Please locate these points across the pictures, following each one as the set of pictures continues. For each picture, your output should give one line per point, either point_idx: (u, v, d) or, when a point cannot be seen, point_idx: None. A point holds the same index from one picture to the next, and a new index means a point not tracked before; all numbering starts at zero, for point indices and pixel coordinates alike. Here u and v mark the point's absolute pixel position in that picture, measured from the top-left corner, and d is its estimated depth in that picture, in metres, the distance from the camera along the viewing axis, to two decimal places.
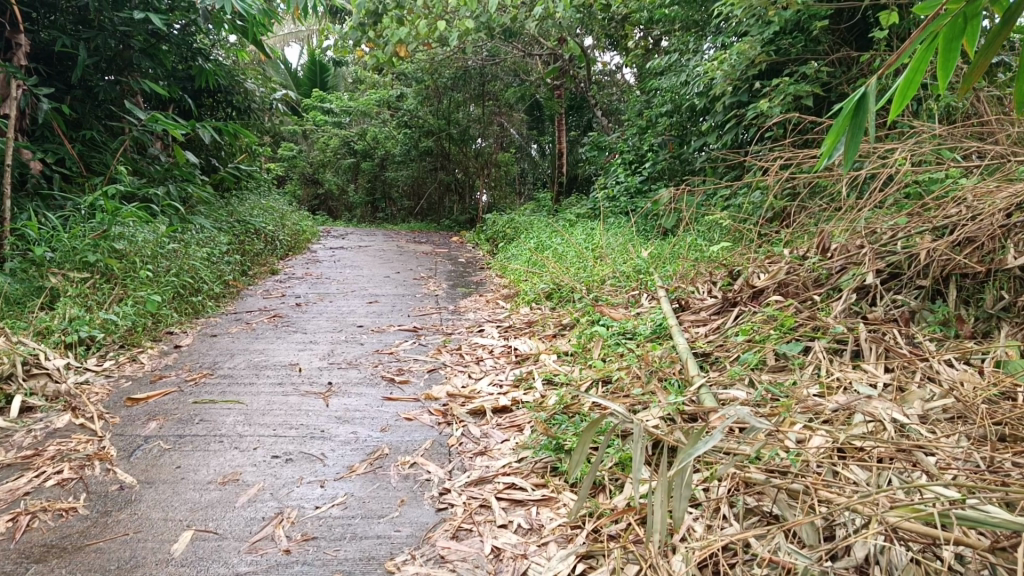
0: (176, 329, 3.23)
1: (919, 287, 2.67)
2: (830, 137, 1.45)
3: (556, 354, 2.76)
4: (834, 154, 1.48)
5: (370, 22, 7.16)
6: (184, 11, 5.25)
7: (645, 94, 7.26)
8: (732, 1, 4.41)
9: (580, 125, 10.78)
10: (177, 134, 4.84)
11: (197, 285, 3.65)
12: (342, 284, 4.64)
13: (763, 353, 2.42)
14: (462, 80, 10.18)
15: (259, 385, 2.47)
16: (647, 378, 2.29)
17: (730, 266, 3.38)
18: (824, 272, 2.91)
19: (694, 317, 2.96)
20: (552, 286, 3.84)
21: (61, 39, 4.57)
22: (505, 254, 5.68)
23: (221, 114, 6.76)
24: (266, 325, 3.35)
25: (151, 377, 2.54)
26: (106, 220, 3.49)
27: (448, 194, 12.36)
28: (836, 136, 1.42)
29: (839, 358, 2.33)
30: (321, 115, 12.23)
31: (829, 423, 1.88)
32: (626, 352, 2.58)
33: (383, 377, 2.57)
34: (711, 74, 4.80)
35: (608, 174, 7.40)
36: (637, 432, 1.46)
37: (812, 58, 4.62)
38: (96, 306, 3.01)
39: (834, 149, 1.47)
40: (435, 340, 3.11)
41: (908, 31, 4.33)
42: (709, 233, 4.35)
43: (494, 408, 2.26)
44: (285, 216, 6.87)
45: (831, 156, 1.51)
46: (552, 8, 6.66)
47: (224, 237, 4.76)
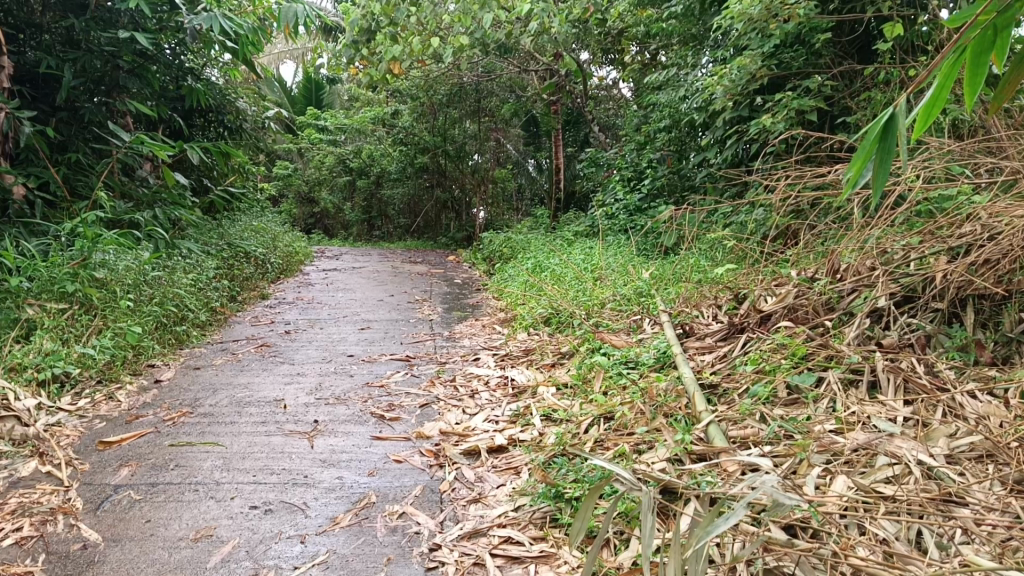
0: (158, 361, 3.09)
1: (935, 311, 2.54)
2: (856, 166, 1.34)
3: (555, 387, 2.62)
4: (862, 183, 1.36)
5: (364, 39, 7.09)
6: (173, 30, 5.14)
7: (642, 109, 7.18)
8: (731, 15, 4.31)
9: (576, 140, 10.69)
10: (164, 156, 4.71)
11: (181, 314, 3.52)
12: (334, 309, 4.52)
13: (774, 385, 2.28)
14: (457, 96, 10.10)
15: (240, 424, 2.33)
16: (651, 415, 2.15)
17: (735, 289, 3.25)
18: (835, 296, 2.79)
19: (700, 345, 2.82)
20: (550, 310, 3.71)
21: (45, 60, 4.46)
22: (502, 275, 5.55)
23: (212, 134, 6.65)
24: (253, 356, 3.21)
25: (127, 417, 2.39)
26: (86, 248, 3.35)
27: (444, 211, 12.19)
28: (862, 164, 1.31)
29: (855, 390, 2.19)
30: (316, 133, 12.15)
31: (850, 466, 1.74)
32: (628, 384, 2.45)
33: (372, 413, 2.43)
34: (711, 89, 4.69)
35: (606, 191, 7.29)
36: (647, 498, 1.32)
37: (814, 71, 4.52)
38: (73, 339, 2.87)
39: (861, 178, 1.36)
40: (428, 371, 2.97)
41: (912, 43, 4.22)
42: (711, 252, 4.23)
43: (489, 448, 2.12)
44: (277, 238, 6.75)
45: (857, 184, 1.40)
46: (547, 23, 6.56)
47: (212, 261, 4.62)
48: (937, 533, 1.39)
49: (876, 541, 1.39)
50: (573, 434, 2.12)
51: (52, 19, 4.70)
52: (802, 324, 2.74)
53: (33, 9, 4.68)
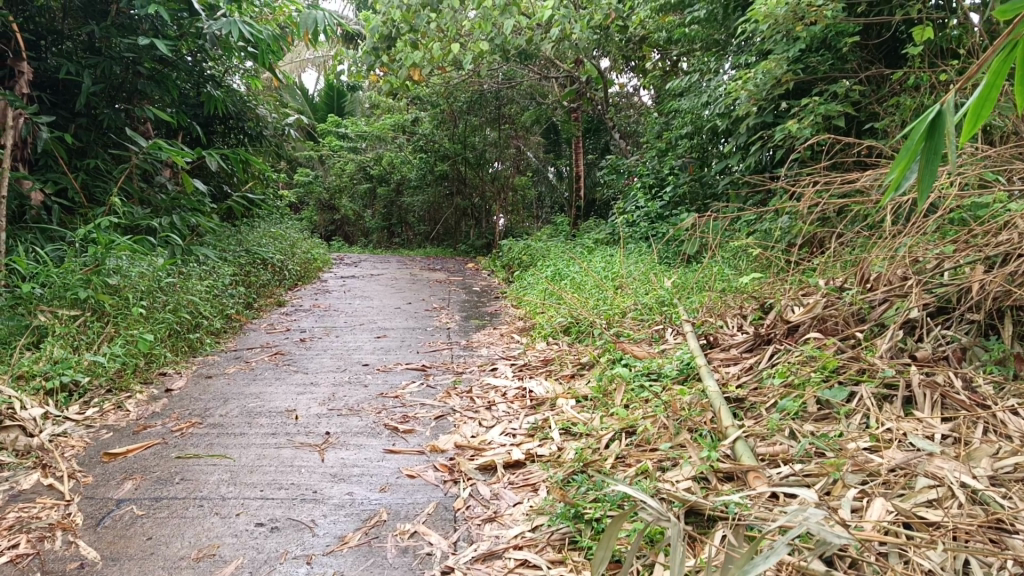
0: (170, 370, 3.03)
1: (970, 323, 2.44)
2: (898, 168, 1.25)
3: (575, 399, 2.54)
4: (904, 186, 1.27)
5: (384, 46, 7.06)
6: (193, 38, 5.09)
7: (664, 116, 7.10)
8: (757, 17, 4.20)
9: (597, 147, 10.64)
10: (181, 162, 4.67)
11: (195, 322, 3.46)
12: (351, 317, 4.45)
13: (802, 399, 2.18)
14: (478, 103, 10.06)
15: (250, 437, 2.26)
16: (675, 430, 2.05)
17: (761, 299, 3.14)
18: (866, 307, 2.68)
19: (724, 356, 2.72)
20: (569, 319, 3.62)
21: (65, 66, 4.44)
22: (521, 283, 5.47)
23: (233, 141, 6.62)
24: (266, 365, 3.15)
25: (134, 428, 2.33)
26: (99, 254, 3.30)
27: (464, 218, 12.18)
28: (905, 166, 1.22)
29: (889, 405, 2.09)
30: (337, 140, 12.15)
31: (888, 487, 1.64)
32: (651, 397, 2.36)
33: (386, 426, 2.35)
34: (735, 94, 4.58)
35: (626, 199, 7.20)
36: (676, 528, 1.25)
37: (841, 76, 4.41)
38: (84, 347, 2.82)
39: (903, 181, 1.26)
40: (444, 381, 2.89)
41: (944, 46, 4.11)
42: (735, 261, 4.13)
43: (505, 463, 2.04)
44: (295, 244, 6.71)
45: (899, 188, 1.30)
46: (569, 29, 6.49)
47: (229, 268, 4.57)
48: (984, 563, 1.30)
49: (921, 573, 1.29)
50: (594, 449, 2.03)
51: (73, 27, 4.69)
52: (832, 335, 2.63)
53: (55, 16, 4.68)
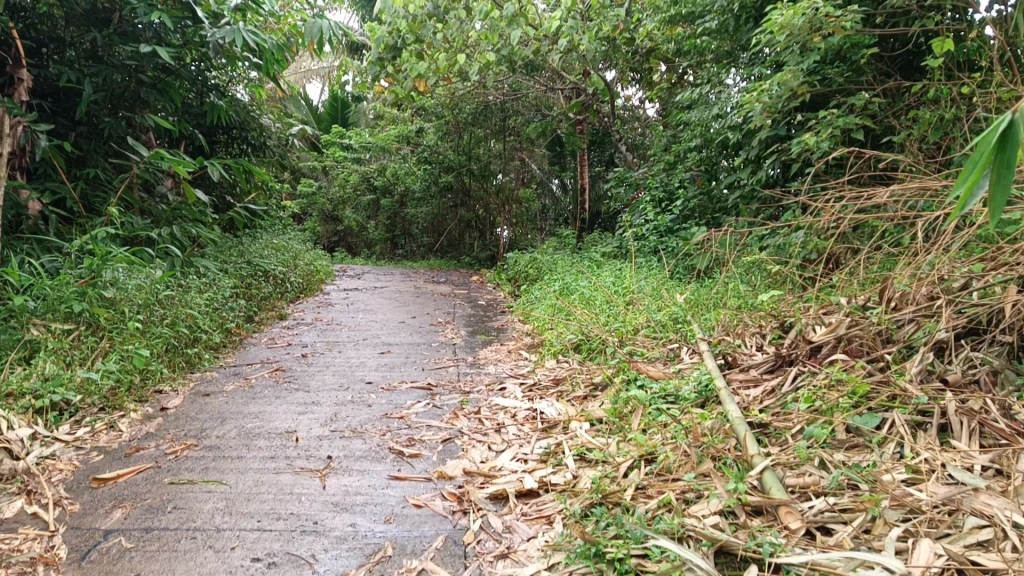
0: (166, 387, 2.92)
1: (1003, 345, 2.32)
2: (967, 181, 1.15)
3: (588, 422, 2.42)
4: (974, 198, 1.18)
5: (389, 56, 6.98)
6: (197, 46, 5.00)
7: (671, 129, 7.02)
8: (772, 28, 4.11)
9: (602, 159, 10.56)
10: (183, 172, 4.58)
11: (193, 336, 3.35)
12: (354, 331, 4.34)
13: (831, 426, 2.06)
14: (483, 115, 9.99)
15: (248, 460, 2.14)
16: (697, 459, 1.94)
17: (780, 317, 3.03)
18: (892, 327, 2.57)
19: (744, 377, 2.60)
20: (580, 336, 3.52)
21: (65, 74, 4.36)
22: (528, 297, 5.36)
23: (235, 151, 6.53)
24: (266, 382, 3.03)
25: (127, 450, 2.22)
26: (95, 266, 3.19)
27: (467, 231, 12.13)
28: (975, 178, 1.13)
29: (924, 434, 1.97)
30: (341, 151, 12.09)
31: (932, 527, 1.52)
32: (670, 422, 2.24)
33: (391, 449, 2.24)
34: (750, 106, 4.47)
35: (633, 212, 7.10)
36: None
37: (858, 89, 4.31)
38: (77, 363, 2.71)
39: (973, 193, 1.17)
40: (451, 401, 2.78)
41: (965, 58, 4.01)
42: (749, 277, 4.02)
43: (518, 492, 1.92)
44: (298, 255, 6.61)
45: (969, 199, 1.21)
46: (577, 41, 6.41)
47: (229, 280, 4.47)
48: None
49: None
50: (611, 478, 1.91)
51: (75, 34, 4.61)
52: (858, 357, 2.51)
53: (56, 23, 4.61)
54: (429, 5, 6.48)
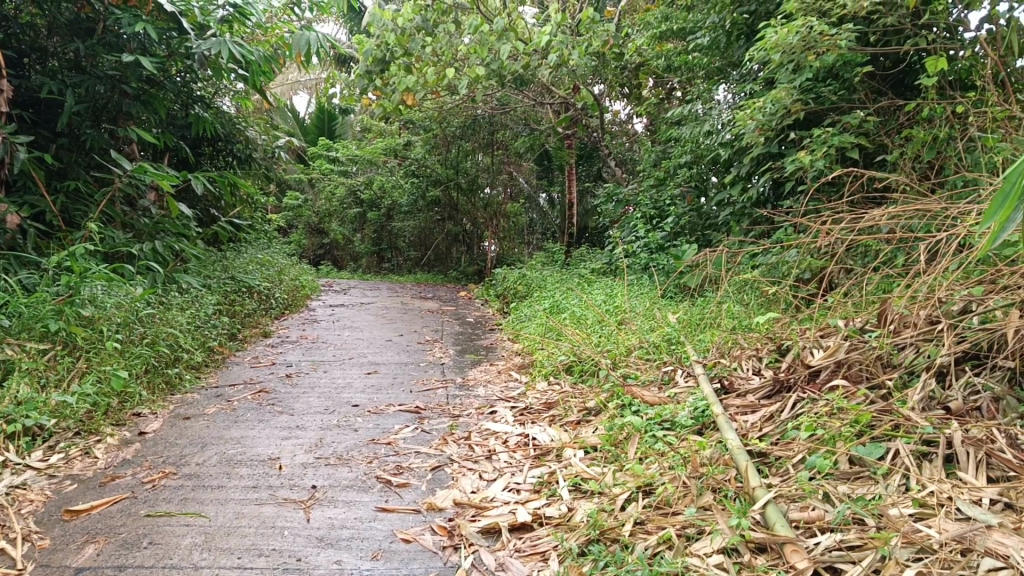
0: (145, 410, 2.82)
1: (1005, 371, 2.26)
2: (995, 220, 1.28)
3: (582, 449, 2.35)
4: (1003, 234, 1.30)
5: (377, 69, 6.91)
6: (182, 58, 4.94)
7: (661, 145, 6.99)
8: (765, 45, 4.08)
9: (590, 174, 10.53)
10: (166, 186, 4.49)
11: (174, 356, 3.26)
12: (339, 350, 4.25)
13: (834, 457, 2.00)
14: (470, 128, 9.96)
15: (228, 490, 2.06)
16: (697, 491, 1.86)
17: (776, 340, 2.97)
18: (892, 351, 2.51)
19: (740, 403, 2.53)
20: (571, 357, 3.45)
21: (46, 84, 4.28)
22: (517, 314, 5.29)
23: (221, 164, 6.44)
24: (249, 405, 2.94)
25: (101, 479, 2.13)
26: (73, 283, 3.10)
27: (455, 245, 12.05)
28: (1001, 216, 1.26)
29: (929, 465, 1.90)
30: (327, 164, 12.01)
31: (944, 568, 1.45)
32: (667, 451, 2.17)
33: (378, 478, 2.16)
34: (742, 123, 4.44)
35: (623, 228, 7.05)
36: None
37: (852, 107, 4.28)
38: (51, 385, 2.61)
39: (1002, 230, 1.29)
40: (440, 426, 2.70)
41: (957, 77, 3.99)
42: (742, 297, 3.97)
43: (510, 526, 1.85)
44: (283, 270, 6.51)
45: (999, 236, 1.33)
46: (567, 56, 6.38)
47: (212, 296, 4.38)
48: None
49: None
50: (608, 512, 1.84)
51: (58, 44, 4.54)
52: (858, 383, 2.44)
53: (39, 33, 4.53)
54: (418, 18, 6.45)
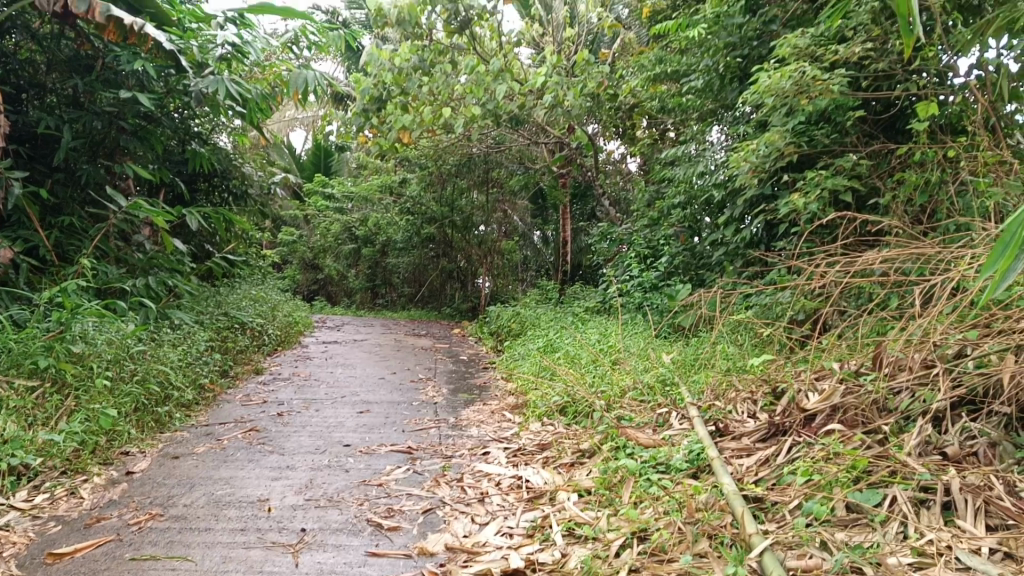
0: (134, 448, 2.79)
1: (1001, 416, 2.25)
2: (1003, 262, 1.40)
3: (577, 492, 2.32)
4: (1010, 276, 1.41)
5: (374, 108, 6.95)
6: (180, 95, 5.00)
7: (654, 185, 7.03)
8: (758, 88, 4.12)
9: (584, 213, 10.58)
10: (161, 222, 4.49)
11: (164, 394, 3.23)
12: (331, 388, 4.22)
13: (830, 503, 1.97)
14: (466, 166, 10.02)
15: (216, 532, 2.02)
16: (692, 538, 1.84)
17: (771, 383, 2.95)
18: (888, 396, 2.50)
19: (736, 446, 2.51)
20: (565, 397, 3.42)
21: (43, 120, 4.31)
22: (511, 353, 5.27)
23: (216, 200, 6.45)
24: (239, 444, 2.91)
25: (87, 520, 2.09)
26: (64, 320, 3.08)
27: (449, 282, 12.02)
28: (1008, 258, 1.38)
29: (927, 512, 1.88)
30: (323, 200, 12.04)
31: None
32: (662, 495, 2.14)
33: (368, 521, 2.12)
34: (735, 165, 4.47)
35: (617, 267, 7.05)
36: None
37: (844, 150, 4.31)
38: (39, 423, 2.58)
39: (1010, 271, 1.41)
40: (432, 467, 2.67)
41: (949, 121, 4.03)
42: (736, 337, 3.96)
43: (502, 572, 1.81)
44: (276, 307, 6.49)
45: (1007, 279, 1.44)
46: (562, 96, 6.44)
47: (204, 333, 4.35)
48: None
49: None
50: (602, 559, 1.82)
51: (57, 80, 4.57)
52: (854, 427, 2.43)
53: (38, 69, 4.57)
54: (415, 57, 6.53)
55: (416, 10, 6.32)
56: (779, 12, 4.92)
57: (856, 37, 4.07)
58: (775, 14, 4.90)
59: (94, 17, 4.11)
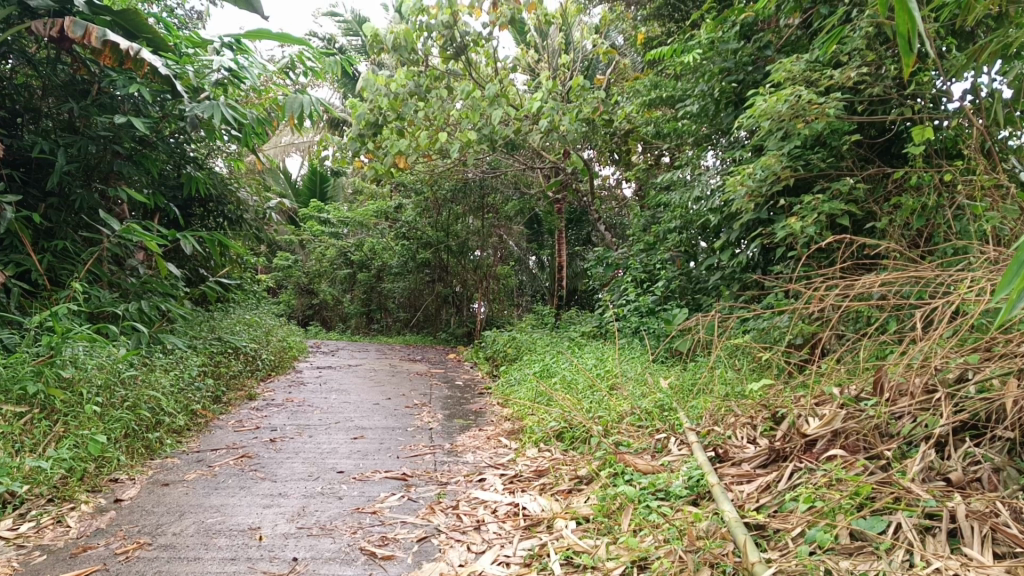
0: (123, 475, 2.74)
1: (1004, 441, 2.22)
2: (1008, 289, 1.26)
3: (575, 520, 2.28)
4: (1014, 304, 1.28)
5: (370, 133, 6.94)
6: (176, 119, 4.99)
7: (650, 210, 7.02)
8: (754, 113, 4.12)
9: (579, 238, 10.58)
10: (154, 246, 4.46)
11: (155, 420, 3.18)
12: (325, 413, 4.16)
13: (834, 530, 1.94)
14: (462, 191, 10.02)
15: (206, 561, 1.97)
16: (693, 566, 1.80)
17: (771, 408, 2.91)
18: (889, 420, 2.46)
19: (736, 472, 2.47)
20: (562, 423, 3.38)
21: (38, 143, 4.29)
22: (507, 378, 5.23)
23: (211, 225, 6.42)
24: (231, 471, 2.86)
25: (73, 550, 2.04)
26: (54, 344, 3.04)
27: (444, 306, 11.94)
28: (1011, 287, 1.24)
29: (933, 539, 1.85)
30: (319, 225, 12.03)
31: None
32: (662, 522, 2.10)
33: (362, 550, 2.08)
34: (732, 189, 4.46)
35: (613, 291, 7.02)
36: None
37: (841, 174, 4.31)
38: (27, 449, 2.53)
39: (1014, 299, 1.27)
40: (427, 494, 2.62)
41: (945, 145, 4.03)
42: (733, 362, 3.93)
43: None
44: (270, 331, 6.44)
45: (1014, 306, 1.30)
46: (557, 121, 6.45)
47: (197, 358, 4.31)
48: None
49: None
50: None
51: (53, 105, 4.56)
52: (856, 453, 2.39)
53: (35, 94, 4.55)
54: (412, 83, 6.59)
55: (412, 35, 6.40)
56: (773, 38, 5.00)
57: (851, 62, 4.07)
58: (770, 40, 4.97)
59: (90, 42, 4.11)
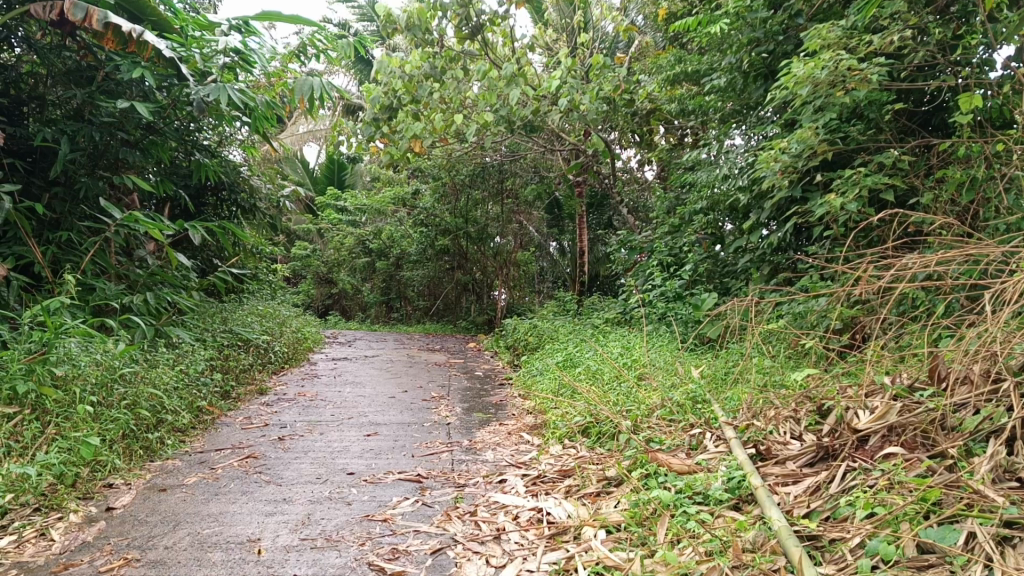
0: (118, 479, 2.56)
1: None
2: None
3: (604, 528, 2.07)
4: None
5: (384, 117, 6.73)
6: (181, 104, 4.80)
7: (675, 190, 6.76)
8: (789, 82, 3.86)
9: (601, 222, 10.32)
10: (160, 236, 4.28)
11: (156, 419, 3.01)
12: (338, 408, 3.99)
13: (898, 541, 1.71)
14: (479, 177, 9.83)
15: None
16: None
17: (818, 400, 2.67)
18: (950, 413, 2.22)
19: (780, 472, 2.25)
20: (588, 417, 3.17)
21: (40, 131, 4.10)
22: (528, 368, 5.01)
23: (224, 214, 6.23)
24: (234, 474, 2.68)
25: (54, 567, 1.87)
26: (49, 340, 2.86)
27: (465, 293, 11.73)
28: None
29: (1015, 552, 1.58)
30: (336, 214, 11.84)
31: None
32: (703, 532, 1.89)
33: (370, 565, 1.88)
34: (764, 165, 4.19)
35: (637, 276, 6.78)
36: None
37: (881, 147, 4.04)
38: (15, 453, 2.36)
39: None
40: (443, 498, 2.42)
41: (990, 115, 3.75)
42: (769, 349, 3.69)
43: None
44: (285, 322, 6.27)
45: None
46: (577, 100, 6.18)
47: (205, 351, 4.14)
48: None
49: None
50: None
51: (54, 90, 4.37)
52: (915, 450, 2.16)
53: (40, 80, 4.37)
54: (426, 65, 6.35)
55: (426, 14, 6.10)
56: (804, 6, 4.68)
57: (892, 27, 3.79)
58: (800, 7, 4.63)
59: (91, 25, 3.91)
